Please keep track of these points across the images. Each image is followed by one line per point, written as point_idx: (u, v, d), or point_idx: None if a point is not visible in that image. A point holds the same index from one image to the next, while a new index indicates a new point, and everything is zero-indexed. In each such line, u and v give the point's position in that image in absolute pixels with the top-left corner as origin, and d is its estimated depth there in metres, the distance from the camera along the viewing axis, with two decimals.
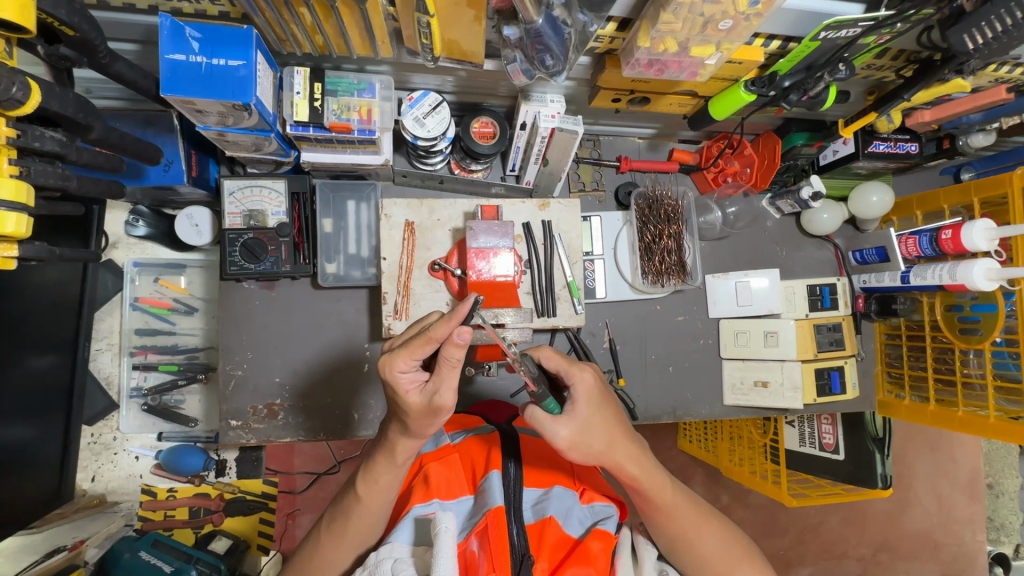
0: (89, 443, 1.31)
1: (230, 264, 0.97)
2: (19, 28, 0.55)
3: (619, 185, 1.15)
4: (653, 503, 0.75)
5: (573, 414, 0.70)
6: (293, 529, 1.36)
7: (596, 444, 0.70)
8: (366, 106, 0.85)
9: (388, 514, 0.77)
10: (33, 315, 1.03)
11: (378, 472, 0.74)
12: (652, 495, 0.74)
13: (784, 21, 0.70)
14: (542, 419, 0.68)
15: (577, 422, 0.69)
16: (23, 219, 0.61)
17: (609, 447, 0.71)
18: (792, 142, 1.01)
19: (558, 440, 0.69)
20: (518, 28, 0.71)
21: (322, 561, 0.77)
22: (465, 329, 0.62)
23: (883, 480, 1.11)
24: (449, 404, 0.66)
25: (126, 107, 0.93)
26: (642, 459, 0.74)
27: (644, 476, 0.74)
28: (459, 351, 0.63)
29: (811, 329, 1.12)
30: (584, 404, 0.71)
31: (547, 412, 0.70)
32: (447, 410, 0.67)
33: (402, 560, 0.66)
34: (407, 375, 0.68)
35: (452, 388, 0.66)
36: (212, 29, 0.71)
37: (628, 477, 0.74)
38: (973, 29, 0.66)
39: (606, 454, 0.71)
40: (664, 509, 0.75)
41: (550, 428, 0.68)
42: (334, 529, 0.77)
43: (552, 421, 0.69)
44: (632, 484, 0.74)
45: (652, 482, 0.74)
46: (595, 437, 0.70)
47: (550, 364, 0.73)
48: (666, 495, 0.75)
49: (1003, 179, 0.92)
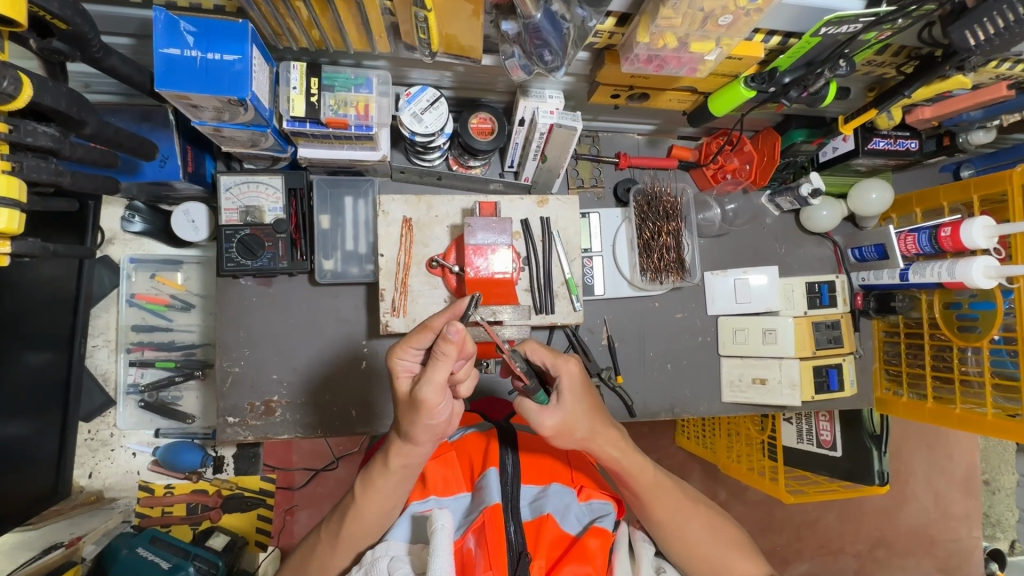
0: (86, 439, 1.31)
1: (228, 261, 0.96)
2: (9, 21, 0.54)
3: (618, 181, 1.15)
4: (637, 488, 0.77)
5: (559, 404, 0.72)
6: (293, 525, 1.37)
7: (581, 432, 0.73)
8: (364, 102, 0.84)
9: (389, 517, 0.75)
10: (31, 312, 1.03)
11: (373, 477, 0.73)
12: (632, 477, 0.76)
13: (783, 16, 0.69)
14: (530, 410, 0.71)
15: (563, 413, 0.72)
16: (15, 215, 0.61)
17: (592, 433, 0.74)
18: (792, 139, 1.02)
19: (544, 429, 0.71)
20: (516, 23, 0.70)
21: (318, 563, 0.77)
22: (457, 324, 0.61)
23: (880, 476, 1.14)
24: (430, 401, 0.63)
25: (123, 102, 0.92)
26: (622, 442, 0.77)
27: (624, 458, 0.76)
28: (451, 346, 0.62)
29: (810, 326, 1.11)
30: (570, 394, 0.73)
31: (537, 404, 0.72)
32: (428, 409, 0.64)
33: (398, 560, 0.67)
34: (406, 363, 0.69)
35: (433, 382, 0.63)
36: (207, 23, 0.70)
37: (611, 462, 0.76)
38: (974, 26, 0.65)
39: (585, 439, 0.74)
40: (655, 496, 0.77)
41: (535, 418, 0.71)
42: (329, 532, 0.77)
43: (539, 412, 0.71)
44: (614, 467, 0.76)
45: (631, 463, 0.76)
46: (578, 426, 0.72)
47: (537, 357, 0.76)
48: (649, 478, 0.77)
49: (1002, 176, 0.92)
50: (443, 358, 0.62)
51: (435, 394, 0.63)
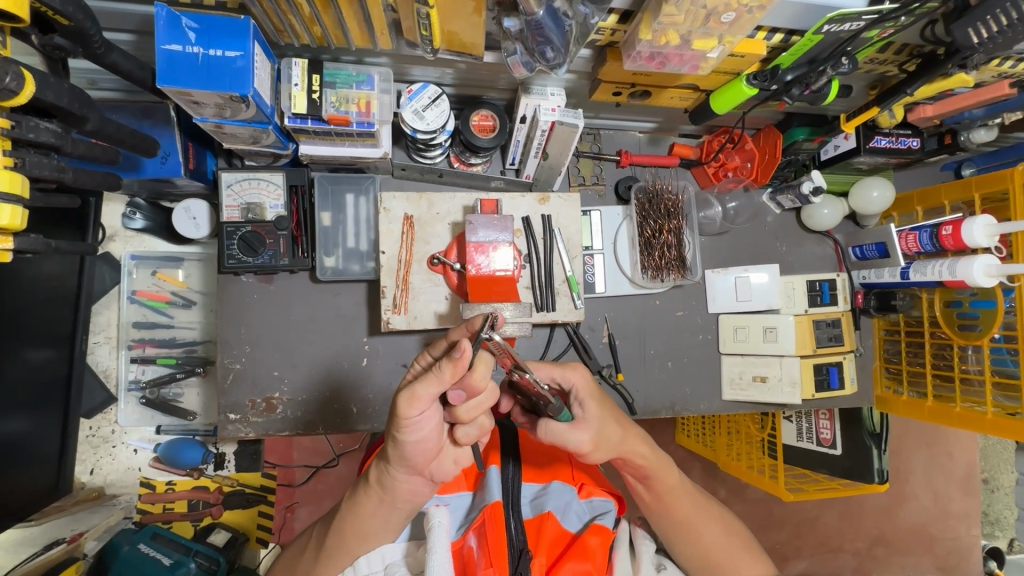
0: (88, 436, 1.31)
1: (229, 257, 0.96)
2: (12, 17, 0.54)
3: (619, 179, 1.14)
4: (663, 487, 0.78)
5: (587, 417, 0.72)
6: (293, 522, 1.37)
7: (614, 438, 0.73)
8: (365, 99, 0.84)
9: (389, 529, 0.72)
10: (32, 308, 1.03)
11: (362, 497, 0.69)
12: (661, 478, 0.77)
13: (786, 13, 0.69)
14: (561, 432, 0.70)
15: (593, 424, 0.72)
16: (18, 211, 0.62)
17: (625, 436, 0.74)
18: (794, 138, 1.02)
19: (582, 445, 0.71)
20: (519, 19, 0.70)
21: (304, 569, 0.76)
22: (466, 345, 0.54)
23: (879, 474, 1.14)
24: (401, 410, 0.57)
25: (124, 98, 0.92)
26: (649, 442, 0.78)
27: (654, 458, 0.77)
28: (449, 362, 0.55)
29: (811, 324, 1.11)
30: (591, 401, 0.73)
31: (564, 424, 0.69)
32: (394, 418, 0.58)
33: (395, 564, 0.73)
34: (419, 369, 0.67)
35: (410, 394, 0.56)
36: (208, 20, 0.70)
37: (640, 465, 0.76)
38: (977, 24, 0.65)
39: (621, 446, 0.74)
40: (671, 498, 0.78)
41: (572, 438, 0.70)
42: (317, 538, 0.76)
43: (571, 431, 0.70)
44: (643, 467, 0.76)
45: (660, 464, 0.77)
46: (610, 432, 0.73)
47: (543, 376, 0.74)
48: (672, 478, 0.78)
49: (1004, 175, 0.92)
50: (436, 373, 0.56)
51: (410, 405, 0.57)
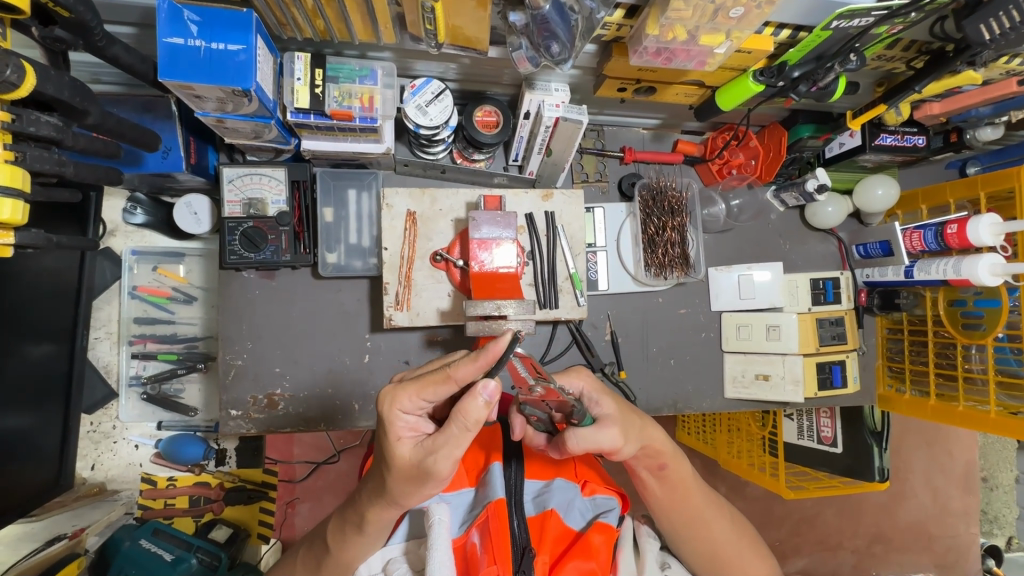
0: (88, 431, 1.31)
1: (230, 253, 0.96)
2: (11, 8, 0.53)
3: (623, 176, 1.13)
4: (676, 478, 0.77)
5: (607, 414, 0.72)
6: (293, 518, 1.39)
7: (637, 424, 0.73)
8: (368, 94, 0.83)
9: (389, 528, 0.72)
10: (33, 303, 1.03)
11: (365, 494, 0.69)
12: (674, 471, 0.76)
13: (796, 9, 0.68)
14: (591, 436, 0.67)
15: (615, 419, 0.71)
16: (18, 206, 0.61)
17: (645, 424, 0.74)
18: (799, 134, 1.01)
19: (614, 442, 0.69)
20: (524, 14, 0.69)
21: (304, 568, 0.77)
22: (492, 385, 0.57)
23: (880, 473, 1.13)
24: (442, 470, 0.61)
25: (125, 92, 0.91)
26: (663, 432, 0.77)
27: (669, 448, 0.76)
28: (476, 407, 0.57)
29: (814, 323, 1.11)
30: (602, 396, 0.74)
31: (590, 428, 0.68)
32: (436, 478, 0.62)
33: (395, 561, 0.73)
34: (407, 418, 0.64)
35: (451, 457, 0.60)
36: (211, 13, 0.69)
37: (657, 456, 0.75)
38: (988, 20, 0.65)
39: (642, 434, 0.73)
40: (678, 495, 0.77)
41: (604, 438, 0.68)
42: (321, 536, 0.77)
43: (599, 433, 0.68)
44: (661, 460, 0.75)
45: (675, 455, 0.76)
46: (631, 421, 0.73)
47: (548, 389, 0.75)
48: (685, 470, 0.77)
49: (1012, 173, 0.91)
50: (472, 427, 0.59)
51: (451, 466, 0.61)
